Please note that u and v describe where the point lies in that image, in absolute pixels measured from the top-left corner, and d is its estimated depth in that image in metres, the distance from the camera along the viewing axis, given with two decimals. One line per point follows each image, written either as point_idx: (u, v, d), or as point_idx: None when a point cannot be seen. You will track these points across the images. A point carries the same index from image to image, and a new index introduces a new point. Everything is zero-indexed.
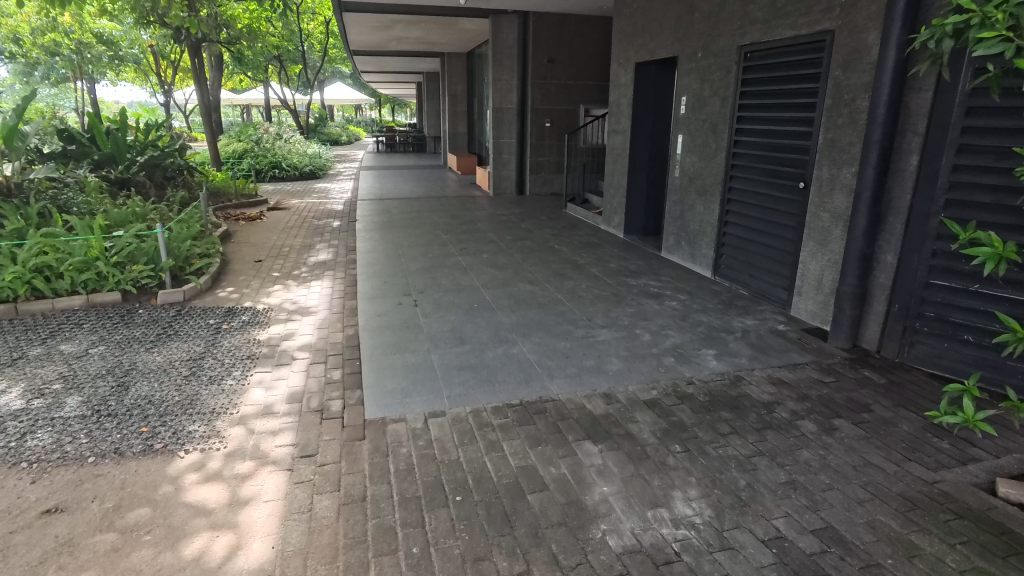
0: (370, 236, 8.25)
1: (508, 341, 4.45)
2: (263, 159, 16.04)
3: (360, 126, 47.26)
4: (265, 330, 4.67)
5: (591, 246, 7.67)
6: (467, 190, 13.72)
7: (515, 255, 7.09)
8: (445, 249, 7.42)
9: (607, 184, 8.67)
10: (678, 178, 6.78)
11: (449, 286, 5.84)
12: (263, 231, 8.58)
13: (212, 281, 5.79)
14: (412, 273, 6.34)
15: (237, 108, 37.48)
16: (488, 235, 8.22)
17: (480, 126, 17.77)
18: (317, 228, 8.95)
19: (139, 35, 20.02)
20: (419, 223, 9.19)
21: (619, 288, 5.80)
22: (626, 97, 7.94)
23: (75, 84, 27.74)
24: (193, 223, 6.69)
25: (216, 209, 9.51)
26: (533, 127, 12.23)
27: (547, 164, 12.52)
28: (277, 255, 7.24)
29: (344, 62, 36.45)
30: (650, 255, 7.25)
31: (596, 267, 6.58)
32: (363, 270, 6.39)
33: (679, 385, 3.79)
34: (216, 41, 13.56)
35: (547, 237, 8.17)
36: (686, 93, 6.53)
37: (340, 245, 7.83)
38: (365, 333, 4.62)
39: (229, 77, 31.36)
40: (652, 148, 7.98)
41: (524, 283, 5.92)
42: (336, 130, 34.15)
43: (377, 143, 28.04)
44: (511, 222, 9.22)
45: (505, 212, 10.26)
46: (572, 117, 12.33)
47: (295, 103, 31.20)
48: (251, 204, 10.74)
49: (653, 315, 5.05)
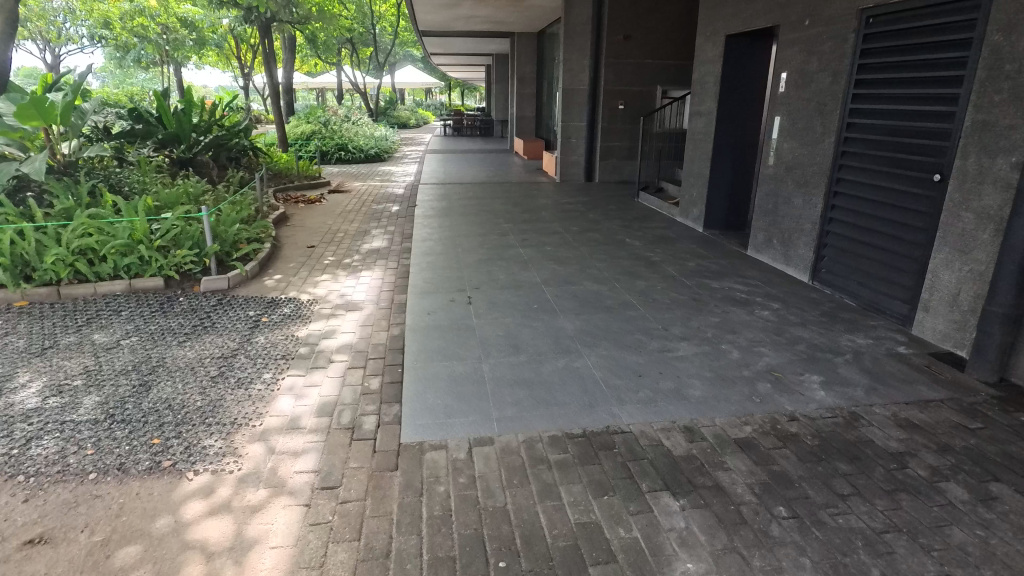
0: (428, 223, 7.82)
1: (571, 352, 3.88)
2: (329, 141, 16.00)
3: (429, 110, 47.34)
4: (305, 326, 4.28)
5: (665, 241, 6.93)
6: (533, 176, 13.14)
7: (580, 249, 6.47)
8: (505, 240, 6.89)
9: (686, 172, 7.86)
10: (772, 168, 5.94)
11: (506, 283, 5.31)
12: (319, 215, 8.32)
13: (259, 267, 5.50)
14: (468, 266, 5.84)
15: (312, 91, 38.36)
16: (552, 225, 7.61)
17: (548, 109, 17.09)
18: (375, 213, 8.62)
19: (218, 19, 20.49)
20: (480, 210, 8.68)
21: (700, 292, 5.09)
22: (712, 75, 7.10)
23: (162, 67, 28.90)
24: (245, 205, 6.44)
25: (276, 191, 9.36)
26: (604, 110, 11.46)
27: (618, 150, 11.73)
28: (331, 240, 6.93)
29: (415, 45, 36.37)
30: (733, 253, 6.46)
31: (673, 266, 5.87)
32: (416, 261, 5.96)
33: (779, 421, 3.11)
34: (285, 21, 13.48)
35: (617, 229, 7.48)
36: (787, 69, 5.67)
37: (396, 232, 7.45)
38: (411, 334, 4.17)
39: (303, 60, 31.95)
40: (740, 133, 7.12)
41: (590, 282, 5.31)
42: (405, 113, 34.21)
43: (444, 127, 27.84)
44: (577, 211, 8.57)
45: (572, 200, 9.60)
46: (647, 99, 11.47)
47: (365, 86, 31.44)
48: (312, 187, 10.56)
49: (741, 327, 4.34)
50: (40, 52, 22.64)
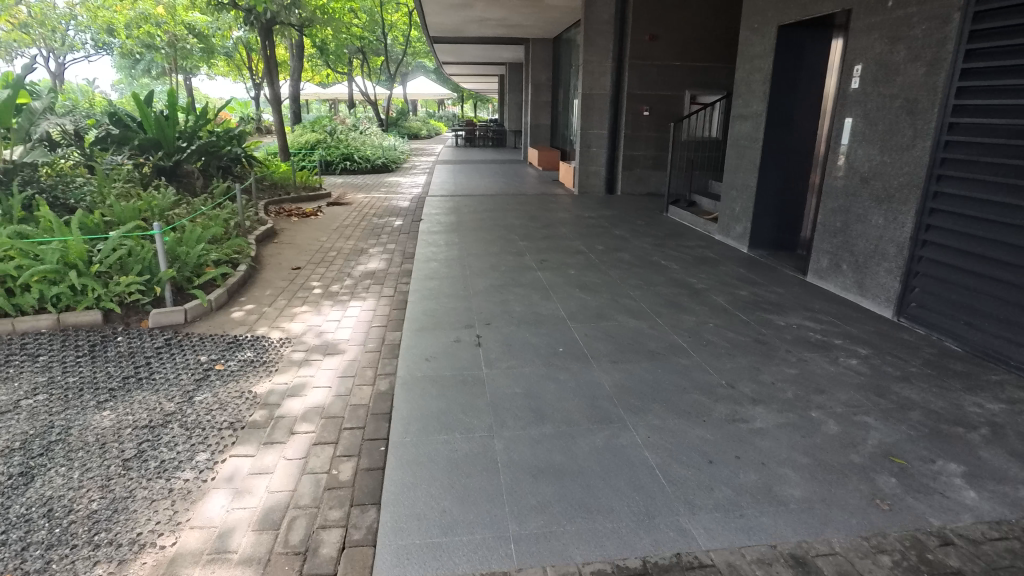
0: (433, 240, 6.91)
1: (611, 420, 2.91)
2: (335, 151, 15.24)
3: (441, 121, 46.79)
4: (268, 379, 3.35)
5: (707, 263, 5.96)
6: (549, 188, 12.24)
7: (609, 273, 5.52)
8: (521, 261, 5.96)
9: (726, 184, 6.89)
10: (841, 179, 4.96)
11: (523, 317, 4.36)
12: (312, 230, 7.44)
13: (228, 296, 4.60)
14: (477, 295, 4.90)
15: (323, 103, 37.94)
16: (573, 244, 6.68)
17: (565, 118, 16.22)
18: (375, 228, 7.73)
19: (224, 26, 19.93)
20: (492, 226, 7.77)
21: (764, 331, 4.12)
22: (760, 73, 6.15)
23: (171, 77, 28.50)
24: (221, 220, 5.59)
25: (269, 204, 8.54)
26: (627, 117, 10.55)
27: (643, 160, 10.80)
28: (320, 261, 6.03)
29: (427, 55, 35.82)
30: (790, 280, 5.47)
31: (722, 295, 4.90)
32: (416, 288, 5.03)
33: (928, 546, 2.12)
34: (288, 24, 12.76)
35: (649, 249, 6.51)
36: (862, 61, 4.71)
37: (397, 250, 6.55)
38: (401, 391, 3.23)
39: (314, 70, 31.48)
40: (793, 139, 6.16)
41: (625, 317, 4.36)
42: (417, 124, 33.60)
43: (456, 138, 27.14)
44: (601, 228, 7.63)
45: (593, 214, 8.67)
46: (674, 105, 10.54)
47: (376, 97, 30.86)
48: (310, 198, 9.72)
49: (828, 384, 3.36)
50: (46, 60, 22.23)
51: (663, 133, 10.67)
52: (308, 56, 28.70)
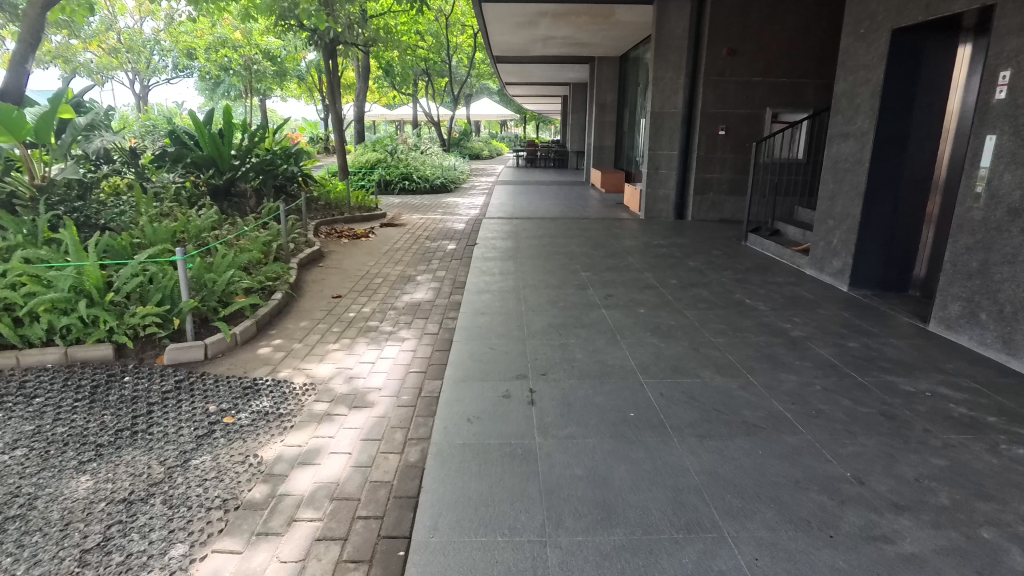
0: (487, 269, 6.34)
1: (702, 529, 2.21)
2: (394, 171, 15.09)
3: (503, 142, 46.85)
4: (280, 439, 2.83)
5: (801, 305, 5.12)
6: (614, 211, 11.55)
7: (685, 314, 4.79)
8: (583, 296, 5.30)
9: (821, 212, 6.02)
10: (979, 210, 4.07)
11: (586, 368, 3.69)
12: (361, 254, 7.05)
13: (258, 329, 4.18)
14: (532, 336, 4.27)
15: (389, 123, 38.68)
16: (642, 276, 5.98)
17: (630, 138, 15.54)
18: (427, 252, 7.27)
19: (295, 48, 20.44)
20: (552, 253, 7.15)
21: (889, 400, 3.29)
22: (867, 86, 5.30)
23: (247, 99, 29.71)
24: (260, 244, 5.25)
25: (321, 224, 8.26)
26: (701, 137, 9.76)
27: (717, 184, 9.95)
28: (364, 288, 5.58)
29: (491, 77, 35.96)
30: (908, 329, 4.57)
31: (825, 347, 4.08)
32: (464, 326, 4.46)
33: None
34: (352, 44, 12.73)
35: (730, 285, 5.73)
36: (1011, 67, 3.84)
37: (447, 279, 6.03)
38: (436, 466, 2.62)
39: (381, 92, 32.09)
40: (908, 162, 5.25)
41: (708, 372, 3.63)
42: (479, 144, 33.66)
43: (517, 158, 26.87)
44: (673, 258, 6.89)
45: (662, 243, 7.92)
46: (754, 125, 9.67)
47: (439, 117, 31.08)
48: (364, 219, 9.42)
49: (994, 487, 2.52)
50: (133, 83, 23.49)
51: (740, 154, 9.80)
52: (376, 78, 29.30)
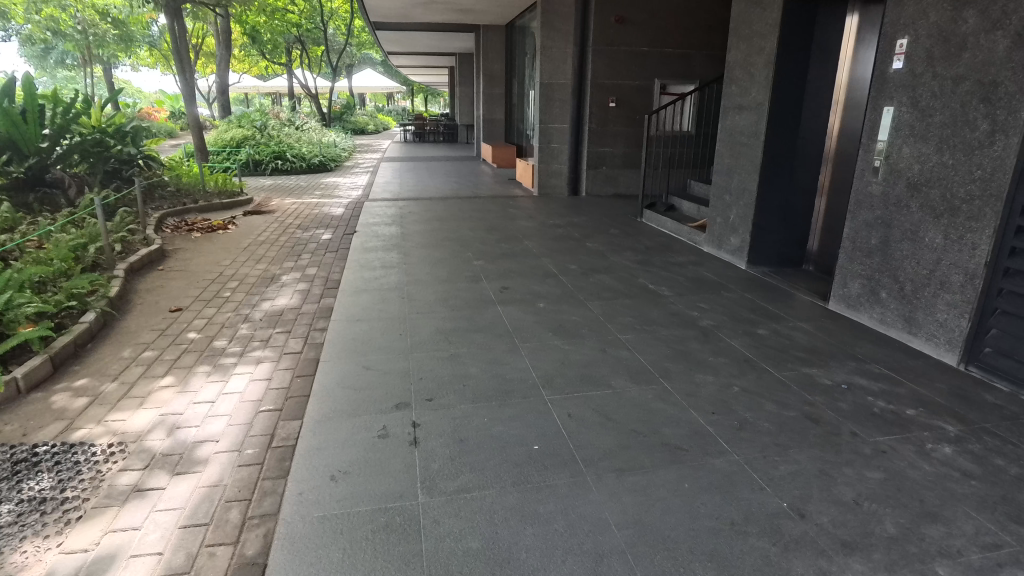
0: (367, 263, 5.57)
1: None
2: (264, 149, 13.60)
3: (391, 116, 44.84)
4: (55, 544, 2.02)
5: (704, 288, 4.86)
6: (507, 189, 11.03)
7: (588, 307, 4.35)
8: (475, 291, 4.72)
9: (718, 187, 5.82)
10: (877, 184, 3.92)
11: (480, 386, 3.12)
12: (216, 250, 6.00)
13: (53, 368, 3.26)
14: (418, 347, 3.63)
15: (262, 96, 35.59)
16: (540, 264, 5.49)
17: (520, 111, 15.04)
18: (297, 244, 6.35)
19: (138, 9, 17.87)
20: (441, 240, 6.50)
21: (810, 399, 3.01)
22: (761, 55, 5.07)
23: (88, 68, 26.00)
24: (66, 254, 4.20)
25: (168, 216, 7.03)
26: (592, 109, 9.41)
27: (611, 158, 9.69)
28: (213, 295, 4.65)
29: (373, 46, 33.98)
30: (810, 310, 4.43)
31: (736, 339, 3.79)
32: (336, 341, 3.73)
33: None
34: (202, 4, 11.13)
35: (631, 269, 5.39)
36: (908, 34, 3.64)
37: (319, 277, 5.21)
38: (282, 562, 1.94)
39: (249, 61, 29.29)
40: (800, 134, 5.11)
41: (619, 381, 3.19)
42: (363, 119, 31.81)
43: (405, 132, 25.62)
44: (571, 240, 6.48)
45: (559, 222, 7.50)
46: (644, 96, 9.47)
47: (317, 89, 28.89)
48: (225, 207, 8.22)
49: (936, 504, 2.25)
50: None
51: (632, 127, 9.59)
52: (242, 45, 26.64)
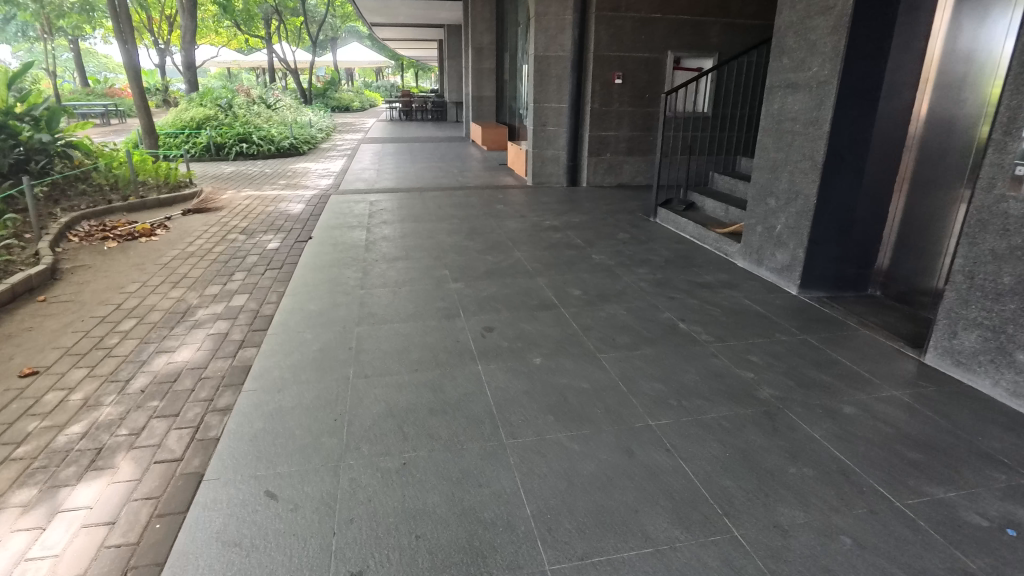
0: (313, 287, 4.33)
1: None
2: (227, 131, 12.22)
3: (378, 92, 43.02)
4: None
5: (749, 326, 3.69)
6: (497, 177, 9.76)
7: (598, 363, 3.17)
8: (447, 335, 3.52)
9: (759, 187, 4.61)
10: (1018, 201, 2.74)
11: (439, 544, 1.94)
12: (127, 267, 4.77)
13: None
14: (353, 448, 2.45)
15: (240, 72, 33.71)
16: (532, 288, 4.30)
17: (512, 88, 13.67)
18: (233, 257, 5.12)
19: None
20: (412, 251, 5.26)
21: (966, 566, 1.88)
22: (826, 15, 3.83)
23: (49, 41, 24.23)
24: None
25: (82, 219, 5.81)
26: (594, 86, 8.13)
27: (615, 143, 8.43)
28: (89, 345, 3.42)
29: (356, 18, 32.09)
30: (899, 364, 3.27)
31: (815, 424, 2.64)
32: (235, 437, 2.53)
33: None
34: None
35: (650, 294, 4.22)
36: None
37: (246, 309, 3.98)
38: None
39: (223, 33, 27.48)
40: (876, 121, 3.89)
41: (658, 526, 2.03)
42: (348, 95, 30.19)
43: (390, 110, 24.10)
44: (572, 250, 5.28)
45: (556, 223, 6.28)
46: (654, 71, 8.19)
47: (296, 64, 27.15)
48: (162, 204, 6.97)
49: None
50: None
51: (638, 108, 8.31)
52: (214, 17, 24.95)
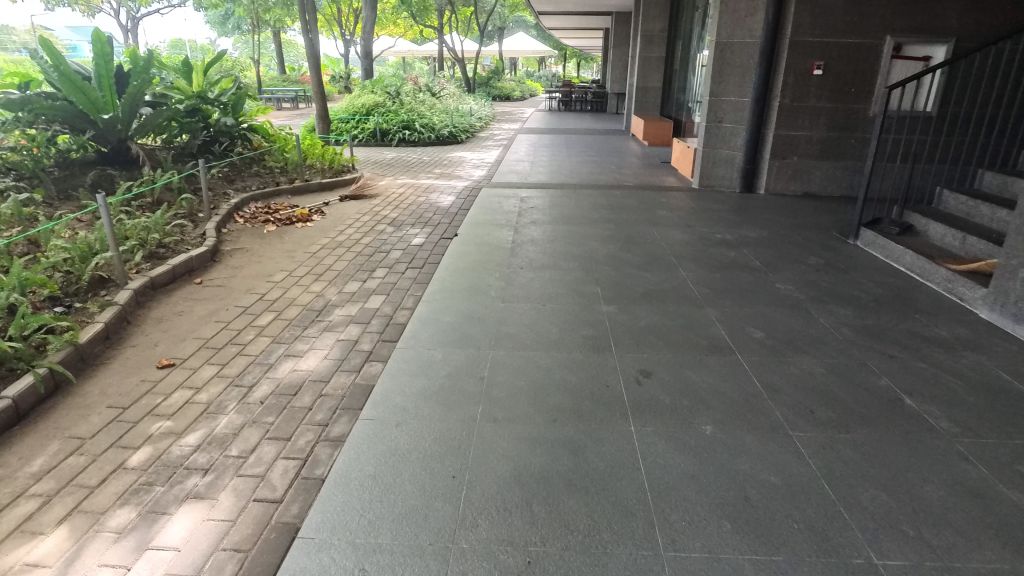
0: (451, 294, 3.98)
1: None
2: (393, 117, 12.63)
3: (540, 82, 43.16)
4: None
5: (1013, 416, 2.66)
6: (658, 177, 8.93)
7: (791, 446, 2.41)
8: (595, 375, 2.94)
9: None
10: None
11: None
12: (279, 253, 4.79)
13: None
14: (470, 527, 1.97)
15: (413, 61, 35.53)
16: (700, 322, 3.56)
17: (683, 79, 12.57)
18: (377, 250, 4.97)
19: None
20: (560, 260, 4.73)
21: None
22: None
23: (257, 33, 27.27)
24: (26, 276, 3.06)
25: (250, 200, 6.10)
26: (787, 78, 6.95)
27: (805, 145, 7.19)
28: (225, 339, 3.33)
29: (524, 7, 32.20)
30: None
31: None
32: (342, 483, 2.18)
33: None
34: None
35: (856, 348, 3.29)
36: None
37: (380, 314, 3.70)
38: None
39: (401, 24, 29.01)
40: None
41: None
42: (509, 84, 30.49)
43: (550, 100, 23.81)
44: (749, 274, 4.41)
45: (728, 238, 5.40)
46: (866, 61, 6.81)
47: (464, 53, 27.86)
48: (324, 188, 7.17)
49: None
50: (123, 14, 21.35)
51: (840, 104, 6.99)
52: (395, 9, 26.35)
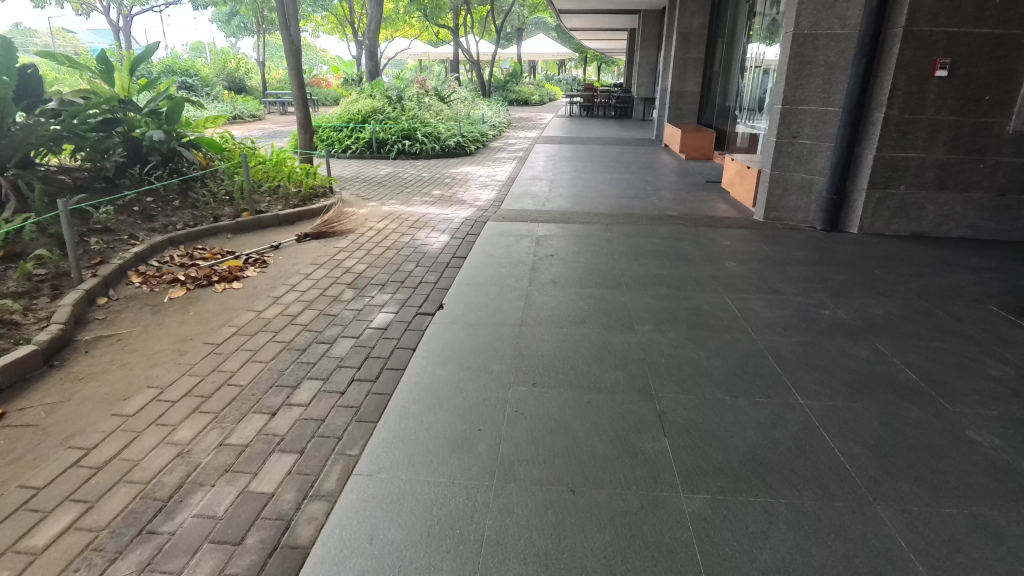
0: (408, 458, 2.27)
1: None
2: (392, 126, 11.02)
3: (559, 86, 41.39)
4: None
5: None
6: (708, 203, 7.17)
7: None
8: None
9: None
10: None
11: None
12: (163, 347, 3.14)
13: None
14: None
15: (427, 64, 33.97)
16: (878, 557, 1.83)
17: (728, 84, 10.79)
18: (315, 339, 3.27)
19: None
20: (597, 365, 3.00)
21: None
22: None
23: (262, 34, 25.90)
24: None
25: (168, 243, 4.54)
26: (897, 81, 5.14)
27: (916, 171, 5.40)
28: None
29: (543, 7, 30.47)
30: None
31: None
32: None
33: None
34: None
35: None
36: None
37: (271, 514, 2.00)
38: None
39: (412, 24, 27.43)
40: None
41: None
42: (528, 89, 28.71)
43: (571, 106, 22.07)
44: (910, 405, 2.66)
45: (840, 314, 3.64)
46: (1007, 58, 5.00)
47: (479, 54, 26.19)
48: (280, 222, 5.52)
49: None
50: (117, 13, 20.07)
51: (968, 117, 5.18)
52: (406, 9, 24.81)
